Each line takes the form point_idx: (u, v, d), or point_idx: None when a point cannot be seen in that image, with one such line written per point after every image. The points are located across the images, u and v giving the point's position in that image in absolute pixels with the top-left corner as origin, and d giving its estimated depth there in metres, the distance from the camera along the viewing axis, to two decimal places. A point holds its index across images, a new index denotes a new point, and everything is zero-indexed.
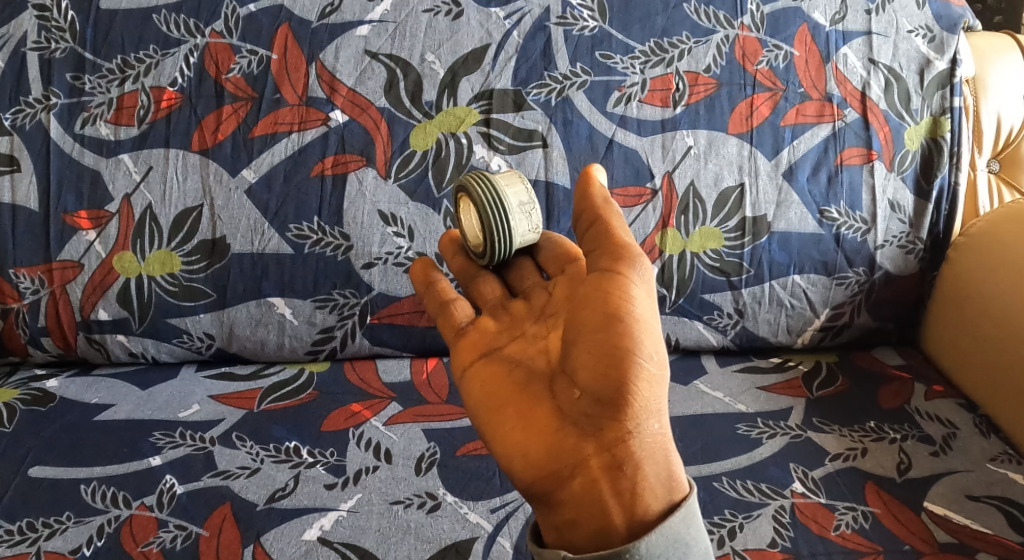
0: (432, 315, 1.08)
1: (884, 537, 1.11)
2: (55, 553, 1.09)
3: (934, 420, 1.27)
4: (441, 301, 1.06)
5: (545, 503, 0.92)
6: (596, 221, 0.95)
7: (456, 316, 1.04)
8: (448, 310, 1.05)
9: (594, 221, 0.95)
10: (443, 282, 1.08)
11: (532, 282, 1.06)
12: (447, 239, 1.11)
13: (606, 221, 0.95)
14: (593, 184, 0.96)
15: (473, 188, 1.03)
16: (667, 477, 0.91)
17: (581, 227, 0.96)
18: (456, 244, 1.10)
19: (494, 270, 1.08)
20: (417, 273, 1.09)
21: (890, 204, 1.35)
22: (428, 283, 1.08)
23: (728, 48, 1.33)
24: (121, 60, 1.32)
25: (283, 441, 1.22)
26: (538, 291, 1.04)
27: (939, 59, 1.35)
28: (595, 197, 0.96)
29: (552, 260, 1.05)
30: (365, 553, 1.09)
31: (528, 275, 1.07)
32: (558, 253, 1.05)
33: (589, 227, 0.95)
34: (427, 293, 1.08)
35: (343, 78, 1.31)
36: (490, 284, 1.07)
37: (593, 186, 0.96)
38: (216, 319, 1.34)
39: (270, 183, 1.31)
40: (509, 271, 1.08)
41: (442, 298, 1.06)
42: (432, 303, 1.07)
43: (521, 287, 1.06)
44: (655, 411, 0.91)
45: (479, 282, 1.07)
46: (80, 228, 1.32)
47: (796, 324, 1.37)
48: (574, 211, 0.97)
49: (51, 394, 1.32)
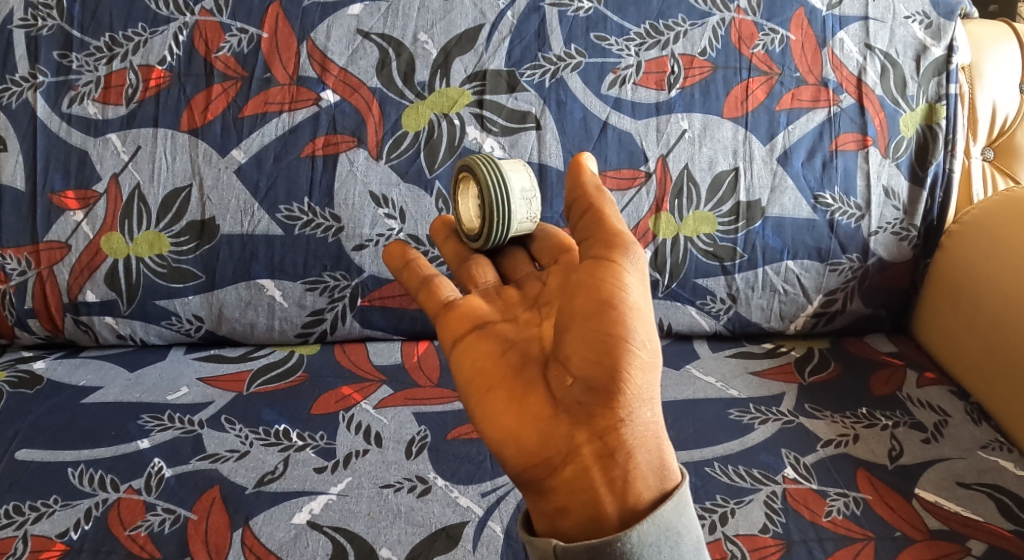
0: (411, 293, 1.04)
1: (875, 523, 1.11)
2: (42, 537, 1.08)
3: (925, 407, 1.27)
4: (422, 276, 1.03)
5: (536, 490, 0.91)
6: (589, 210, 0.94)
7: (444, 292, 1.01)
8: (433, 286, 1.02)
9: (586, 209, 0.94)
10: (421, 259, 1.06)
11: (524, 272, 1.05)
12: (439, 224, 1.10)
13: (599, 209, 0.94)
14: (585, 172, 0.94)
15: (478, 167, 1.03)
16: (658, 466, 0.90)
17: (574, 215, 0.95)
18: (449, 229, 1.09)
19: (484, 254, 1.06)
20: (394, 252, 1.06)
21: (885, 190, 1.34)
22: (406, 261, 1.05)
23: (724, 31, 1.32)
24: (109, 38, 1.30)
25: (273, 425, 1.21)
26: (530, 280, 1.03)
27: (936, 45, 1.34)
28: (586, 185, 0.94)
29: (547, 250, 1.05)
30: (355, 536, 1.08)
31: (521, 264, 1.05)
32: (552, 243, 1.05)
33: (582, 216, 0.94)
34: (406, 269, 1.04)
35: (334, 58, 1.30)
36: (481, 267, 1.05)
37: (585, 174, 0.94)
38: (205, 301, 1.32)
39: (260, 163, 1.30)
40: (501, 259, 1.06)
41: (422, 274, 1.03)
42: (412, 280, 1.04)
43: (514, 276, 1.05)
44: (647, 398, 0.90)
45: (472, 265, 1.05)
46: (67, 209, 1.30)
47: (789, 310, 1.37)
48: (566, 200, 0.96)
49: (38, 376, 1.30)
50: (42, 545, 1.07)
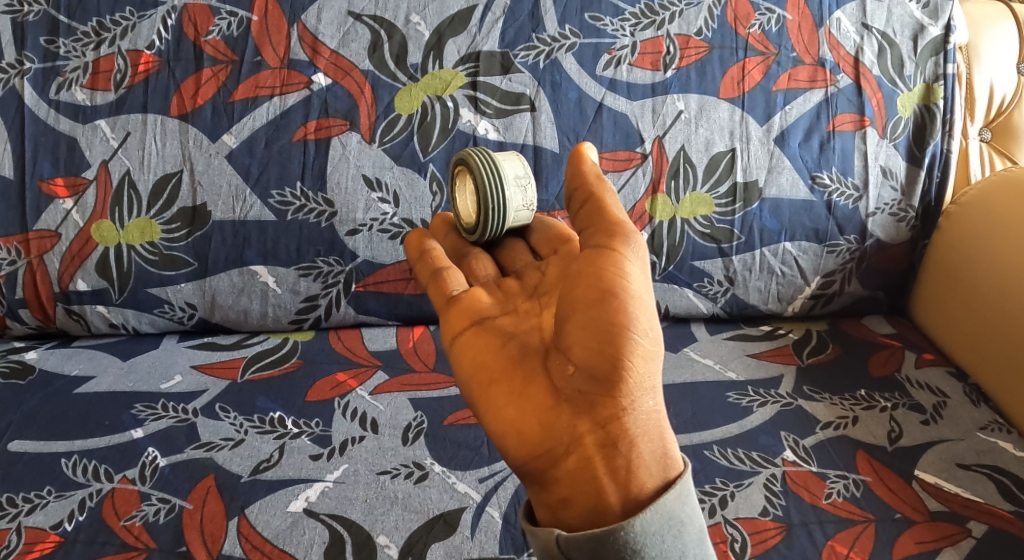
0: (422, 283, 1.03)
1: (875, 505, 1.10)
2: (36, 529, 1.07)
3: (924, 388, 1.26)
4: (434, 267, 1.01)
5: (538, 481, 0.89)
6: (590, 199, 0.93)
7: (449, 285, 0.99)
8: (441, 277, 1.00)
9: (587, 199, 0.93)
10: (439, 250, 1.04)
11: (524, 262, 1.03)
12: (440, 221, 1.10)
13: (600, 198, 0.92)
14: (586, 161, 0.93)
15: (472, 159, 1.03)
16: (661, 454, 0.89)
17: (575, 204, 0.94)
18: (448, 225, 1.10)
19: (485, 249, 1.05)
20: (411, 242, 1.04)
21: (882, 170, 1.33)
22: (422, 251, 1.03)
23: (720, 10, 1.31)
24: (96, 23, 1.28)
25: (268, 412, 1.20)
26: (531, 269, 1.01)
27: (933, 25, 1.32)
28: (587, 174, 0.93)
29: (545, 241, 1.03)
30: (352, 524, 1.07)
31: (519, 255, 1.04)
32: (550, 234, 1.04)
33: (583, 205, 0.93)
34: (419, 260, 1.03)
35: (325, 40, 1.28)
36: (482, 262, 1.03)
37: (585, 163, 0.93)
38: (198, 289, 1.31)
39: (251, 148, 1.28)
40: (500, 251, 1.05)
41: (434, 265, 1.01)
42: (423, 271, 1.02)
43: (514, 267, 1.03)
44: (649, 387, 0.89)
45: (471, 260, 1.04)
46: (57, 197, 1.29)
47: (787, 292, 1.36)
48: (566, 188, 0.95)
49: (30, 367, 1.29)
50: (36, 536, 1.06)
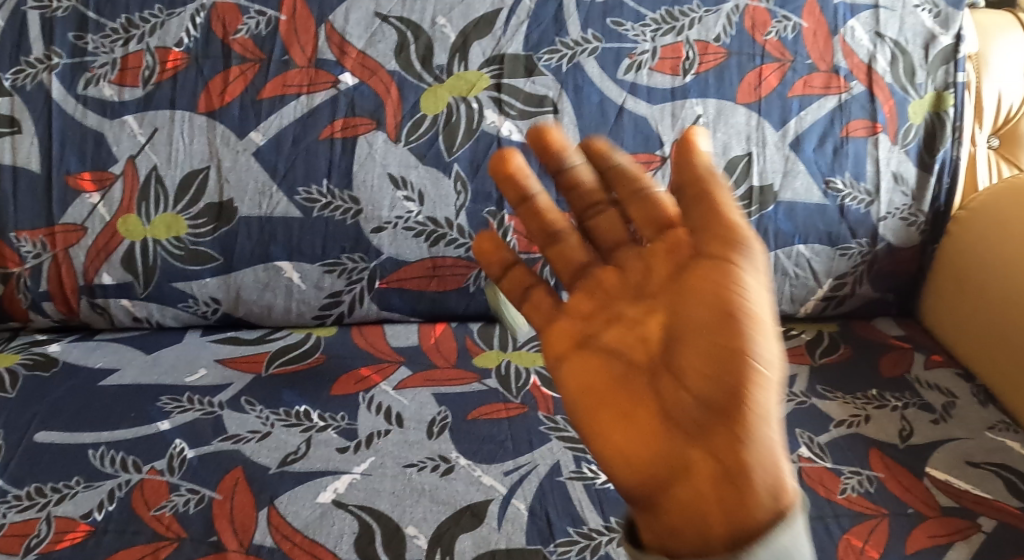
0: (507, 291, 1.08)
1: (889, 500, 1.13)
2: (66, 518, 1.08)
3: (934, 389, 1.29)
4: (528, 280, 1.06)
5: (647, 507, 0.90)
6: (703, 196, 0.92)
7: (542, 302, 1.04)
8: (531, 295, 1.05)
9: (699, 194, 0.92)
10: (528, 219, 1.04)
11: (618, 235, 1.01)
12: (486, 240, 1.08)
13: (713, 195, 0.91)
14: (697, 152, 0.91)
15: None
16: (774, 486, 0.86)
17: (683, 198, 0.93)
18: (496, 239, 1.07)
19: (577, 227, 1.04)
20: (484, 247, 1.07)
21: (894, 176, 1.36)
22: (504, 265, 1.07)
23: (739, 17, 1.34)
24: (125, 20, 1.30)
25: (293, 406, 1.22)
26: (634, 252, 1.00)
27: (944, 34, 1.35)
28: (699, 167, 0.92)
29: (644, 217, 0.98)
30: (381, 515, 1.09)
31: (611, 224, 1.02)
32: (647, 204, 0.98)
33: (695, 201, 0.92)
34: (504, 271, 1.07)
35: (352, 40, 1.30)
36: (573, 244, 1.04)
37: (696, 154, 0.92)
38: (223, 284, 1.33)
39: (279, 145, 1.30)
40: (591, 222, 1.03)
41: (526, 279, 1.06)
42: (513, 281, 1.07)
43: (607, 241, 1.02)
44: (769, 418, 0.87)
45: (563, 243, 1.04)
46: (83, 191, 1.30)
47: (799, 294, 1.39)
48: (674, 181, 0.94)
49: (53, 359, 1.31)
50: (67, 525, 1.08)
